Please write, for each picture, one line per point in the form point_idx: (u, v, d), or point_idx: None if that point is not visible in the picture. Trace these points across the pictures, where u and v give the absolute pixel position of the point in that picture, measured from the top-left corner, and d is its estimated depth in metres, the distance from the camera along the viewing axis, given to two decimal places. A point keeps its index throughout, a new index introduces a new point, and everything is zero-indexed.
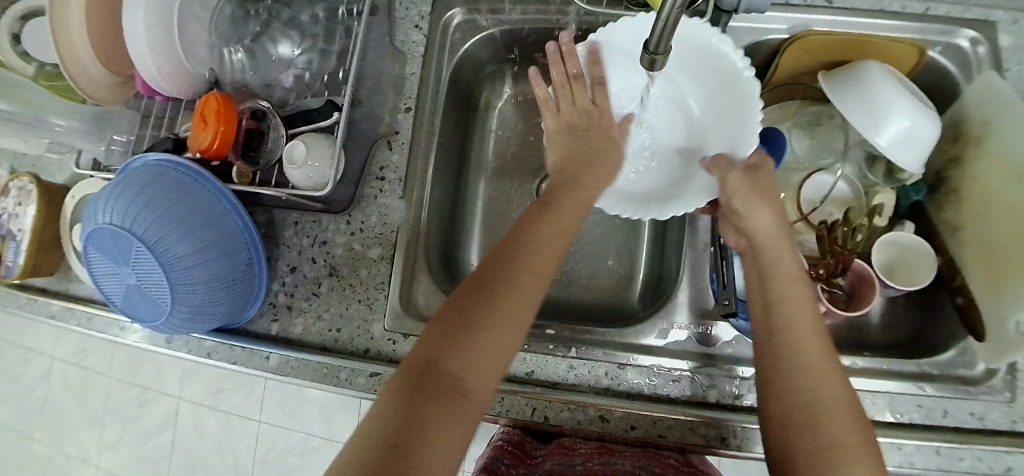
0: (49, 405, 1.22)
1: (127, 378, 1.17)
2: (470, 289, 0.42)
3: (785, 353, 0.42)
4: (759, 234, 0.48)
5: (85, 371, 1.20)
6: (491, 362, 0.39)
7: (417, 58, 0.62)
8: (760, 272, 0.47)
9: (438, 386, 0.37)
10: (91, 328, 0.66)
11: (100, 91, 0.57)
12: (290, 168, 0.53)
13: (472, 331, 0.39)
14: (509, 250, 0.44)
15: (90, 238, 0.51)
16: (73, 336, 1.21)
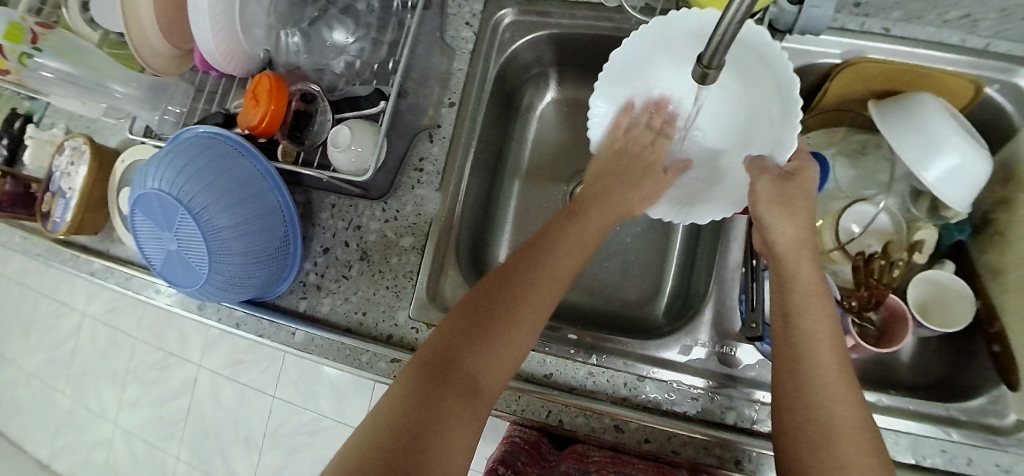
0: (76, 359, 1.27)
1: (152, 340, 1.21)
2: (494, 288, 0.47)
3: (794, 370, 0.41)
4: (781, 246, 0.45)
5: (112, 329, 1.25)
6: (506, 353, 0.44)
7: (466, 54, 0.63)
8: (779, 283, 0.45)
9: (454, 381, 0.42)
10: (128, 289, 0.68)
11: (161, 64, 0.59)
12: (335, 151, 0.55)
13: (490, 329, 0.44)
14: (534, 253, 0.48)
15: (138, 202, 0.53)
16: (105, 294, 1.26)
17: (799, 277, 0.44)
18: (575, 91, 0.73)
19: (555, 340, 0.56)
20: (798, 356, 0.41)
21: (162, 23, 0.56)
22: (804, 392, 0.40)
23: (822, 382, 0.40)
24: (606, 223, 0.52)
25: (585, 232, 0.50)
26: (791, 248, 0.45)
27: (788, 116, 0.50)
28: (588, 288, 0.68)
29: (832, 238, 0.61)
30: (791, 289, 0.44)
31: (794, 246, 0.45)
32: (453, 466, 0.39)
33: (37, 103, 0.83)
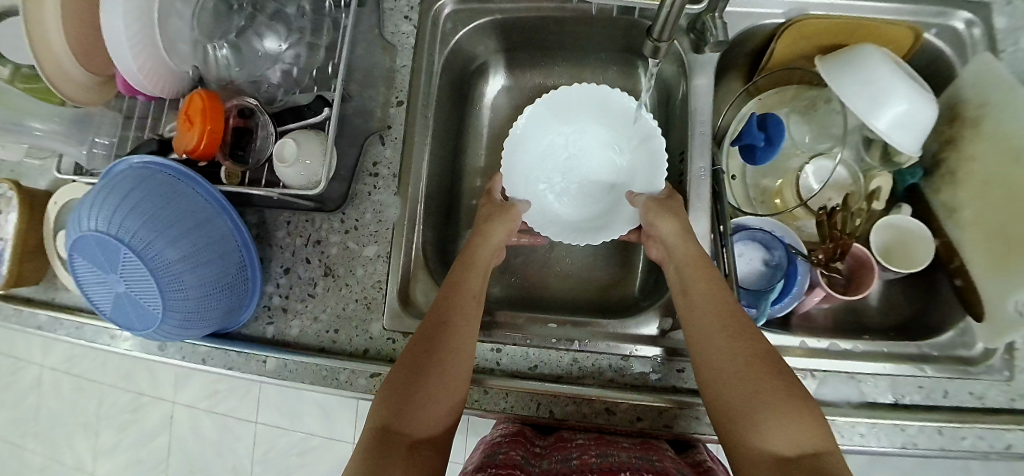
0: (41, 414, 1.20)
1: (121, 384, 1.16)
2: (406, 360, 0.46)
3: (716, 351, 0.45)
4: (671, 241, 0.52)
5: (76, 378, 1.18)
6: (435, 420, 0.44)
7: (408, 50, 0.61)
8: (676, 269, 0.51)
9: (393, 441, 0.42)
10: (80, 338, 0.63)
11: (78, 91, 0.54)
12: (282, 167, 0.52)
13: (412, 399, 0.44)
14: (434, 322, 0.48)
15: (77, 245, 0.49)
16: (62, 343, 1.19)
17: (690, 269, 0.50)
18: (526, 76, 0.71)
19: (535, 331, 0.55)
20: (701, 339, 0.46)
21: (74, 47, 0.51)
22: (726, 371, 0.44)
23: (741, 356, 0.44)
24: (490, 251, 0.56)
25: (474, 292, 0.52)
26: (676, 236, 0.52)
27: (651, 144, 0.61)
28: (561, 274, 0.67)
29: (793, 197, 0.63)
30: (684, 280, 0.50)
31: (682, 239, 0.51)
32: None
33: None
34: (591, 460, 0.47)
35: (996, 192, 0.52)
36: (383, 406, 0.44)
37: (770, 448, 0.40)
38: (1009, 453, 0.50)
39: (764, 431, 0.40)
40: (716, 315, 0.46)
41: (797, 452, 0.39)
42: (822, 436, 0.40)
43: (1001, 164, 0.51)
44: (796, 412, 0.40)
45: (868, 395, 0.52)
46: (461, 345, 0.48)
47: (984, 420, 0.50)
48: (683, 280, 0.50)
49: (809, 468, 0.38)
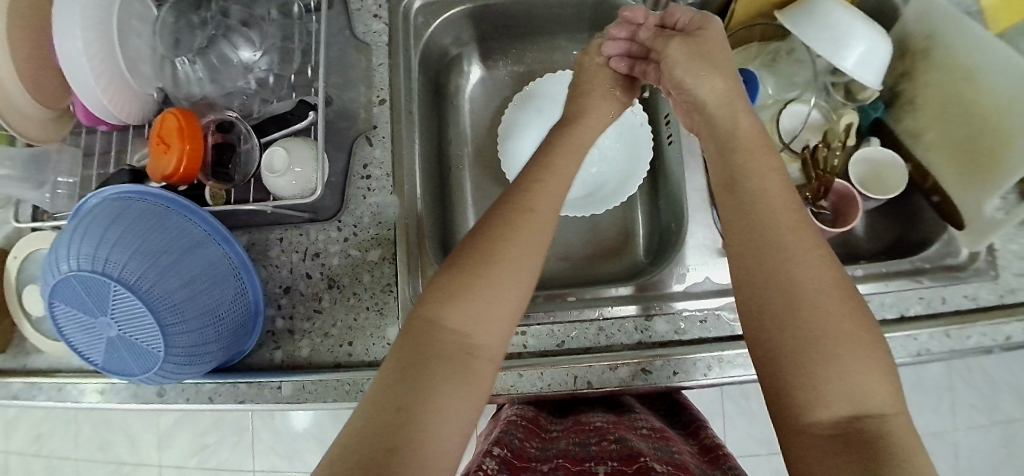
0: None
1: (110, 456, 1.28)
2: (462, 262, 0.41)
3: (776, 260, 0.40)
4: (709, 102, 0.51)
5: (66, 459, 1.30)
6: (491, 329, 0.39)
7: (383, 48, 0.60)
8: (718, 146, 0.49)
9: (443, 343, 0.38)
10: (65, 399, 0.57)
11: (33, 128, 0.50)
12: (271, 178, 0.50)
13: (458, 306, 0.39)
14: (486, 236, 0.43)
15: (57, 290, 0.44)
16: (69, 422, 1.29)
17: (758, 157, 0.45)
18: (500, 64, 0.71)
19: (556, 308, 0.55)
20: (758, 247, 0.41)
21: (25, 79, 0.47)
22: (799, 284, 0.38)
23: (813, 283, 0.38)
24: (578, 151, 0.52)
25: (548, 189, 0.46)
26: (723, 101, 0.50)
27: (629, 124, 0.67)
28: (565, 252, 0.67)
29: (776, 141, 0.65)
30: (743, 163, 0.46)
31: (727, 98, 0.50)
32: (451, 434, 0.35)
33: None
34: (610, 445, 0.52)
35: (954, 112, 0.56)
36: (435, 294, 0.40)
37: (836, 388, 0.35)
38: (1009, 344, 0.54)
39: (825, 366, 0.35)
40: (773, 216, 0.42)
41: (859, 409, 0.35)
42: (892, 393, 0.36)
43: (954, 83, 0.56)
44: (867, 358, 0.36)
45: (878, 313, 0.55)
46: (518, 248, 0.42)
47: (982, 318, 0.54)
48: (746, 165, 0.45)
49: (872, 427, 0.34)
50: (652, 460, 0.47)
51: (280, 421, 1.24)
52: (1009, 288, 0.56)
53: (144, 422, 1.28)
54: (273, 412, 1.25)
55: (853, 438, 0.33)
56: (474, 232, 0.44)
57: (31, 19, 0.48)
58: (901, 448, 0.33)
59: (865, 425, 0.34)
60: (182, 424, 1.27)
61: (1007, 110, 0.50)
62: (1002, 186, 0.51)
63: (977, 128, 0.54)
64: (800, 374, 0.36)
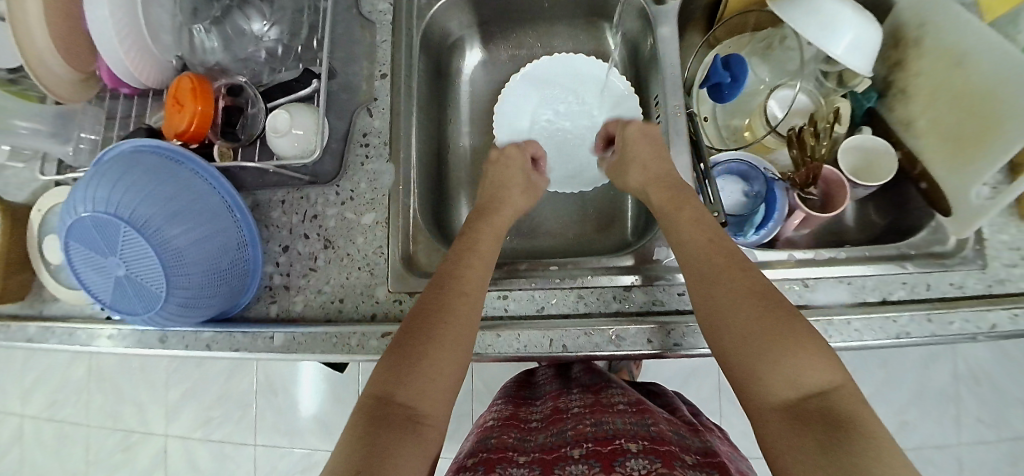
0: (52, 455, 1.38)
1: (120, 424, 1.34)
2: (406, 338, 0.45)
3: (710, 284, 0.47)
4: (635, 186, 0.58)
5: (79, 425, 1.36)
6: (436, 399, 0.43)
7: (387, 26, 0.63)
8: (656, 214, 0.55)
9: (394, 416, 0.41)
10: (74, 343, 0.61)
11: (60, 87, 0.54)
12: (274, 138, 0.54)
13: (412, 374, 0.43)
14: (435, 297, 0.48)
15: (72, 231, 0.48)
16: (84, 390, 1.36)
17: (679, 216, 0.52)
18: (499, 49, 0.74)
19: (539, 275, 0.56)
20: (695, 276, 0.48)
21: (57, 42, 0.51)
22: (729, 309, 0.45)
23: (737, 296, 0.45)
24: (500, 229, 0.57)
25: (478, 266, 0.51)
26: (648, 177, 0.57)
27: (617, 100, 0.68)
28: (555, 230, 0.69)
29: (763, 127, 0.66)
30: (671, 224, 0.52)
31: (651, 175, 0.57)
32: None
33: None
34: (585, 428, 0.56)
35: (945, 97, 0.56)
36: (382, 374, 0.44)
37: (781, 386, 0.41)
38: (994, 332, 0.53)
39: (767, 368, 0.41)
40: (702, 249, 0.49)
41: (805, 390, 0.40)
42: (835, 372, 0.41)
43: (945, 69, 0.56)
44: (805, 350, 0.41)
45: (860, 294, 0.55)
46: (466, 306, 0.48)
47: (967, 305, 0.54)
48: (672, 228, 0.52)
49: (819, 406, 0.39)
50: (627, 438, 0.53)
51: (282, 398, 1.28)
52: (997, 278, 0.56)
53: (154, 393, 1.33)
54: (277, 390, 1.29)
55: (804, 417, 0.39)
56: (415, 311, 0.48)
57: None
58: (850, 421, 0.37)
59: (811, 404, 0.39)
60: (189, 396, 1.32)
61: (995, 95, 0.51)
62: (986, 171, 0.51)
63: (967, 112, 0.54)
64: (750, 385, 0.42)
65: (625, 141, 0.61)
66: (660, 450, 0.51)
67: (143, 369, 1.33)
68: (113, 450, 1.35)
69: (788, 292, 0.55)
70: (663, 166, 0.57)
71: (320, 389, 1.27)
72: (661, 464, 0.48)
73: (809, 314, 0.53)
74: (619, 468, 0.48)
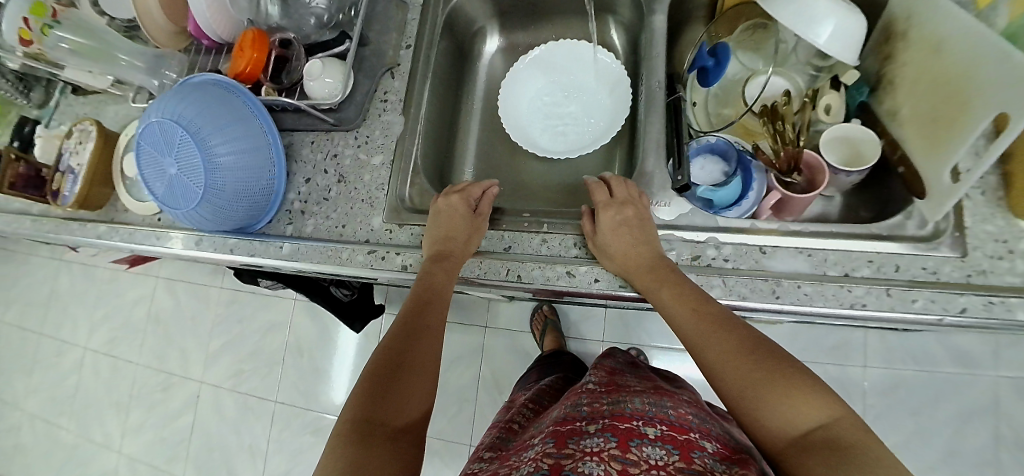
0: (107, 387, 1.56)
1: (165, 365, 1.50)
2: (380, 373, 0.50)
3: (702, 349, 0.50)
4: (619, 257, 0.55)
5: (132, 363, 1.54)
6: (406, 412, 0.48)
7: (417, 7, 0.74)
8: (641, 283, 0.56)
9: (378, 436, 0.44)
10: (132, 241, 0.74)
11: (157, 31, 0.70)
12: (309, 82, 0.66)
13: (396, 398, 0.48)
14: (402, 331, 0.54)
15: (144, 136, 0.62)
16: (142, 330, 1.54)
17: (659, 291, 0.53)
18: (516, 39, 0.83)
19: (511, 220, 0.63)
20: (693, 339, 0.51)
21: None
22: (720, 367, 0.48)
23: (727, 353, 0.48)
24: (452, 272, 0.58)
25: (436, 310, 0.57)
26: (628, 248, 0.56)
27: (614, 84, 0.75)
28: (547, 196, 0.75)
29: (743, 107, 0.71)
30: (653, 294, 0.54)
31: (630, 262, 0.55)
32: None
33: (44, 110, 0.88)
34: (602, 406, 0.56)
35: (927, 83, 0.57)
36: (359, 401, 0.47)
37: (784, 427, 0.43)
38: (963, 316, 0.53)
39: (771, 411, 0.44)
40: (686, 310, 0.51)
41: (808, 429, 0.42)
42: (834, 406, 0.43)
43: (926, 56, 0.57)
44: (799, 390, 0.44)
45: (822, 266, 0.56)
46: (435, 326, 0.56)
47: (936, 288, 0.54)
48: (658, 302, 0.53)
49: (822, 439, 0.41)
50: (645, 422, 0.52)
51: (304, 361, 1.38)
52: (978, 268, 0.54)
53: (196, 343, 1.48)
54: (302, 352, 1.38)
55: (813, 451, 0.41)
56: (383, 354, 0.52)
57: None
58: (853, 445, 0.40)
59: (815, 438, 0.41)
60: (226, 350, 1.45)
61: (966, 77, 0.51)
62: (957, 153, 0.51)
63: (944, 99, 0.54)
64: (760, 431, 0.45)
65: (598, 228, 0.58)
66: (678, 440, 0.50)
67: (191, 319, 1.50)
68: (154, 389, 1.51)
69: (747, 256, 0.57)
70: (646, 234, 0.57)
71: (337, 360, 1.35)
72: (679, 455, 0.48)
73: (761, 275, 0.56)
74: (636, 450, 0.48)
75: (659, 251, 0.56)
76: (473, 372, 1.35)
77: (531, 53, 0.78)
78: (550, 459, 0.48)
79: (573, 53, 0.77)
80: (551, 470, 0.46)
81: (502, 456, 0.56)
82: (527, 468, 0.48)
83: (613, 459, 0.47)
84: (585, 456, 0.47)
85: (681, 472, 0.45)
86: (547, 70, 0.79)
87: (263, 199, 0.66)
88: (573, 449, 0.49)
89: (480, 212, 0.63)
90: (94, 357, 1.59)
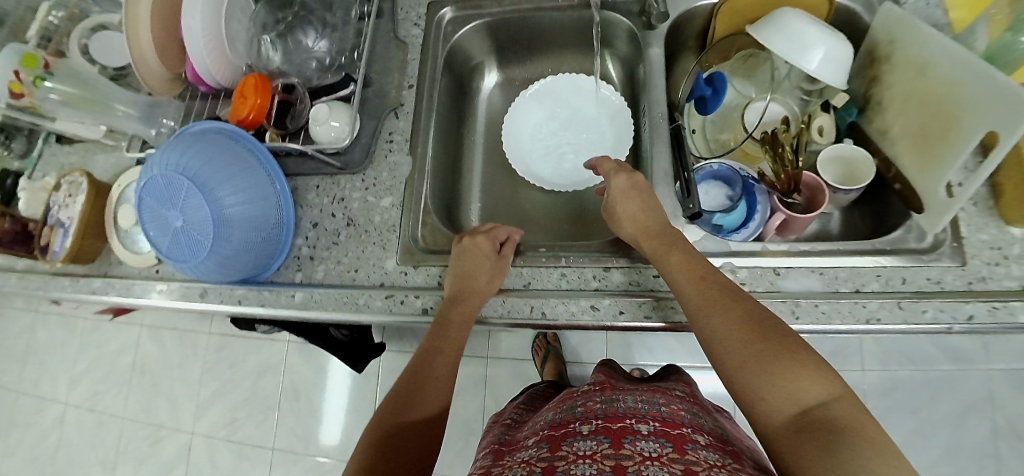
0: (87, 445, 1.48)
1: (153, 417, 1.43)
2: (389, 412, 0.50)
3: (703, 316, 0.51)
4: (625, 219, 0.60)
5: (116, 417, 1.46)
6: (412, 447, 0.48)
7: (417, 47, 0.75)
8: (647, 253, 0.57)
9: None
10: (129, 295, 0.71)
11: (151, 76, 0.68)
12: (315, 126, 0.65)
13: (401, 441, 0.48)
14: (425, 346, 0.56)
15: (145, 186, 0.60)
16: (125, 382, 1.47)
17: (669, 258, 0.55)
18: (515, 73, 0.85)
19: (528, 256, 0.63)
20: (695, 308, 0.51)
21: (158, 44, 0.66)
22: (723, 337, 0.49)
23: (731, 322, 0.49)
24: (471, 313, 0.57)
25: (450, 343, 0.56)
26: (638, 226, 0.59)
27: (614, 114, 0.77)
28: (556, 227, 0.76)
29: (742, 132, 0.73)
30: (660, 261, 0.55)
31: (643, 225, 0.59)
32: None
33: (28, 161, 0.84)
34: (596, 406, 0.56)
35: (914, 101, 0.60)
36: (365, 453, 0.47)
37: (784, 401, 0.44)
38: (971, 323, 0.55)
39: (770, 385, 0.44)
40: (691, 279, 0.52)
41: (806, 406, 0.43)
42: (834, 385, 0.44)
43: (912, 77, 0.60)
44: (802, 366, 0.44)
45: (834, 283, 0.58)
46: (455, 342, 0.57)
47: (942, 297, 0.56)
48: (663, 268, 0.55)
49: (821, 417, 0.42)
50: (638, 420, 0.52)
51: (301, 402, 1.33)
52: (978, 275, 0.57)
53: (186, 391, 1.42)
54: (299, 394, 1.34)
55: (811, 429, 0.41)
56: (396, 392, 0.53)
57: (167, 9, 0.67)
58: (851, 427, 0.40)
59: (814, 416, 0.42)
60: (218, 397, 1.39)
61: (952, 97, 0.54)
62: (951, 167, 0.54)
63: (932, 117, 0.57)
64: (758, 405, 0.45)
65: (610, 192, 0.63)
66: (671, 434, 0.51)
67: (180, 366, 1.44)
68: (141, 443, 1.43)
69: (761, 278, 0.59)
70: (653, 212, 0.60)
71: (337, 399, 1.31)
72: (672, 448, 0.48)
73: (778, 297, 0.57)
74: (629, 446, 0.48)
75: (665, 230, 0.58)
76: (478, 403, 1.32)
77: (532, 85, 0.79)
78: (543, 463, 0.48)
79: (573, 85, 0.79)
80: (545, 471, 0.46)
81: (498, 455, 0.57)
82: (520, 471, 0.48)
83: (606, 458, 0.46)
84: (578, 459, 0.47)
85: (676, 462, 0.46)
86: (547, 102, 0.80)
87: (269, 248, 0.64)
88: (566, 451, 0.49)
89: (503, 254, 0.62)
90: (73, 413, 1.50)
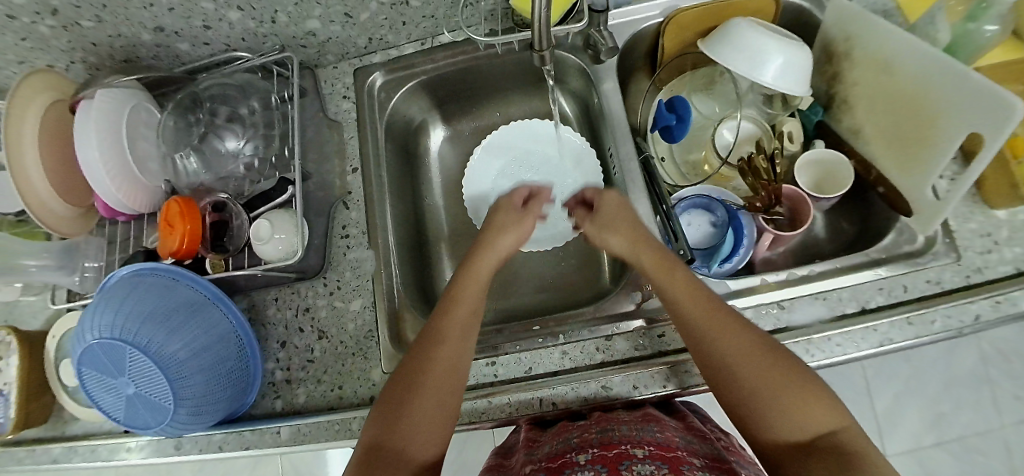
0: None
1: None
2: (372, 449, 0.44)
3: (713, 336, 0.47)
4: (613, 216, 0.56)
5: None
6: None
7: (352, 122, 0.68)
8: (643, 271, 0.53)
9: None
10: (96, 458, 0.64)
11: (56, 219, 0.59)
12: (259, 245, 0.58)
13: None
14: (414, 363, 0.48)
15: (82, 356, 0.53)
16: None
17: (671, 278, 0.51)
18: (462, 121, 0.79)
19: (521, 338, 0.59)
20: (699, 330, 0.48)
21: (57, 185, 0.58)
22: (734, 357, 0.46)
23: (742, 343, 0.46)
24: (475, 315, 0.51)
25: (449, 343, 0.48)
26: (633, 241, 0.54)
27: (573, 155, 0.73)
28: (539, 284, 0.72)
29: (716, 159, 0.69)
30: (661, 279, 0.51)
31: (635, 244, 0.55)
32: None
33: None
34: (591, 433, 0.51)
35: (881, 99, 0.58)
36: None
37: (796, 431, 0.43)
38: (979, 323, 0.53)
39: (785, 409, 0.43)
40: (695, 300, 0.49)
41: (817, 434, 0.42)
42: (841, 414, 0.43)
43: (876, 75, 0.57)
44: (813, 393, 0.43)
45: (837, 307, 0.56)
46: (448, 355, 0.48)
47: (946, 300, 0.54)
48: (663, 286, 0.51)
49: (832, 445, 0.41)
50: (634, 442, 0.48)
51: None
52: (974, 268, 0.55)
53: None
54: None
55: (823, 457, 0.40)
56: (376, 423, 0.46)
57: (55, 141, 0.58)
58: (862, 455, 0.40)
59: (826, 444, 0.41)
60: None
61: (922, 98, 0.52)
62: (936, 169, 0.52)
63: (903, 118, 0.55)
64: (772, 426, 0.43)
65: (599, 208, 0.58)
66: (669, 456, 0.46)
67: None
68: None
69: (766, 317, 0.56)
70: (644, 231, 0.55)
71: None
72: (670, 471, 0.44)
73: (791, 335, 0.54)
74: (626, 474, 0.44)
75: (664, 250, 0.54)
76: None
77: (484, 140, 0.75)
78: None
79: (525, 130, 0.76)
80: None
81: None
82: None
83: None
84: None
85: None
86: (504, 151, 0.76)
87: (239, 381, 0.58)
88: None
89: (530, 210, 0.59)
90: None
